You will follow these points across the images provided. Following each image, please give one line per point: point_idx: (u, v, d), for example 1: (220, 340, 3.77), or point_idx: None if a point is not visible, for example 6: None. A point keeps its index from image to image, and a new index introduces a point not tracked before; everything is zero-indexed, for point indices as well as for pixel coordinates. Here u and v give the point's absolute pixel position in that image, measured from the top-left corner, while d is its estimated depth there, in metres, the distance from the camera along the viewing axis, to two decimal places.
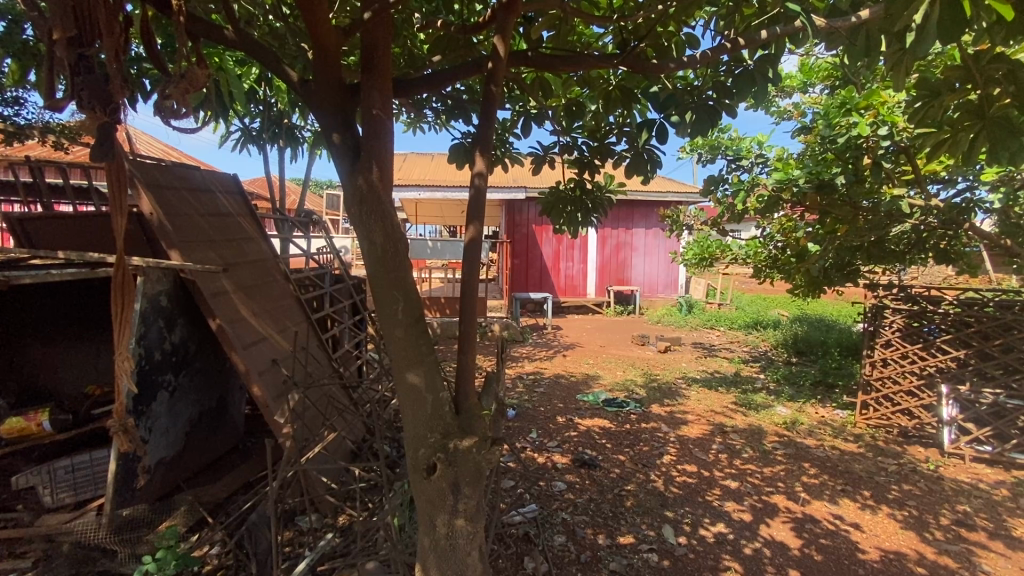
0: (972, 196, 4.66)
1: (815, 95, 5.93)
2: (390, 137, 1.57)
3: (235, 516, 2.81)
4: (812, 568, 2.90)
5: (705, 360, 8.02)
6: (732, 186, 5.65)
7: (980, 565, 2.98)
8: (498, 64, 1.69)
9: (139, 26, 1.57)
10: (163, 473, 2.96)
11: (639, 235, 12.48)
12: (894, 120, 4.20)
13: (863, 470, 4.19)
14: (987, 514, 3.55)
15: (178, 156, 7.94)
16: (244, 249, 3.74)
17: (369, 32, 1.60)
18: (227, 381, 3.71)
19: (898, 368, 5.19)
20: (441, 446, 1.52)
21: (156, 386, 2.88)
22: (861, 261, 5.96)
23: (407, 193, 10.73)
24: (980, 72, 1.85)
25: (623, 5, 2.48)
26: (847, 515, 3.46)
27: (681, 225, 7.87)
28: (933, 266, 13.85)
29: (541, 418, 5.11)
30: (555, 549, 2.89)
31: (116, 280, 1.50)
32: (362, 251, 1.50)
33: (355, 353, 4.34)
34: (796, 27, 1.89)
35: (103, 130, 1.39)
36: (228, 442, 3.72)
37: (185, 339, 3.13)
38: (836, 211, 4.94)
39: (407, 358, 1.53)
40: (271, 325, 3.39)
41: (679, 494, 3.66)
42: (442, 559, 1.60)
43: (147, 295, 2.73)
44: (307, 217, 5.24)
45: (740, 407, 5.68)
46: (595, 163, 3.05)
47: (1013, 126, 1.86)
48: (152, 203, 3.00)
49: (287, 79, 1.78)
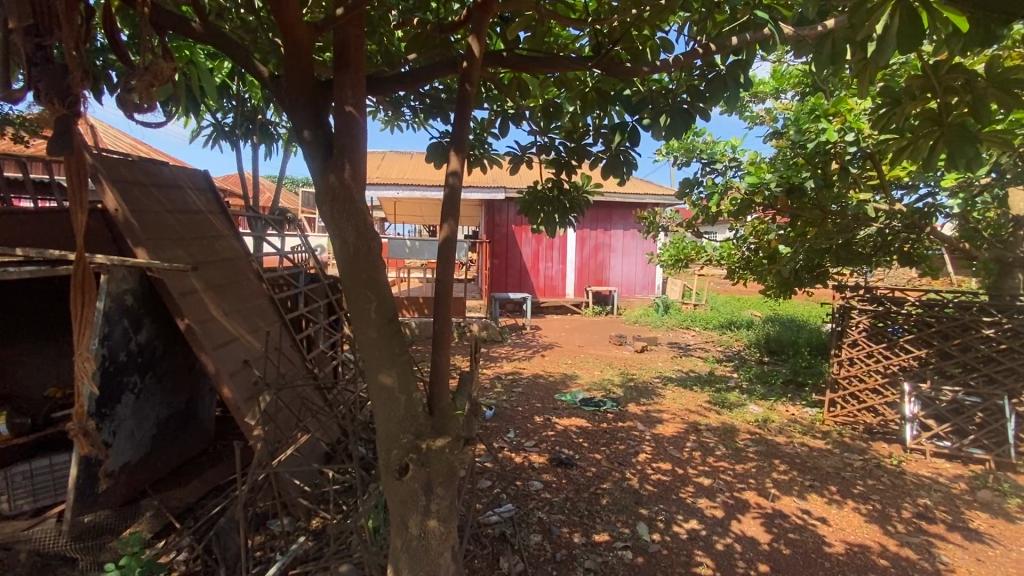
0: (933, 201, 4.88)
1: (786, 101, 6.08)
2: (363, 135, 1.55)
3: (203, 520, 2.74)
4: (780, 562, 2.97)
5: (680, 360, 8.13)
6: (705, 190, 5.74)
7: (939, 557, 3.08)
8: (473, 64, 1.68)
9: (102, 16, 1.53)
10: (127, 478, 2.87)
11: (617, 236, 12.64)
12: (860, 127, 4.36)
13: (830, 465, 4.32)
14: (946, 507, 3.69)
15: (146, 151, 7.76)
16: (214, 247, 3.64)
17: (341, 28, 1.58)
18: (197, 382, 3.62)
19: (863, 367, 5.36)
20: (413, 446, 1.50)
21: (120, 388, 2.79)
22: (830, 263, 6.03)
23: (386, 192, 10.65)
24: (938, 82, 1.91)
25: (599, 8, 2.53)
26: (815, 510, 3.57)
27: (656, 227, 8.02)
28: (897, 268, 14.44)
29: (518, 418, 5.12)
30: (530, 548, 2.91)
31: (76, 280, 1.42)
32: (334, 250, 1.47)
33: (330, 353, 4.28)
34: (766, 34, 1.95)
35: (63, 125, 1.34)
36: (198, 446, 3.62)
37: (152, 340, 3.05)
38: (806, 214, 5.18)
39: (380, 358, 1.51)
40: (242, 325, 3.32)
41: (653, 492, 3.72)
42: (414, 560, 1.58)
43: (111, 294, 2.66)
44: (280, 215, 5.13)
45: (714, 406, 5.78)
46: (572, 164, 3.07)
47: (969, 133, 1.92)
48: (117, 199, 2.90)
49: (258, 76, 1.76)
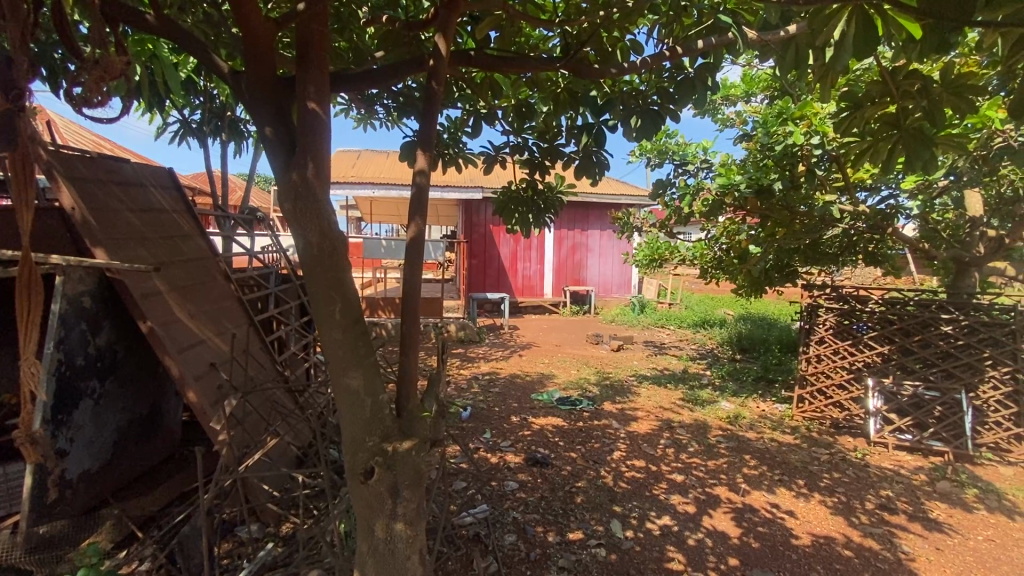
0: (895, 203, 5.07)
1: (756, 104, 6.21)
2: (327, 133, 1.52)
3: (167, 528, 2.66)
4: (749, 555, 3.03)
5: (655, 358, 8.23)
6: (678, 191, 5.84)
7: (900, 546, 3.19)
8: (440, 62, 1.66)
9: (51, 7, 1.47)
10: (87, 486, 2.77)
11: (594, 236, 12.75)
12: (825, 130, 4.50)
13: (798, 460, 4.44)
14: (907, 498, 3.83)
15: (109, 148, 7.53)
16: (180, 248, 3.54)
17: (305, 24, 1.55)
18: (161, 387, 3.52)
19: (830, 364, 5.49)
20: (379, 449, 1.47)
21: (78, 394, 2.69)
22: (799, 262, 6.15)
23: (360, 191, 10.52)
24: (897, 87, 1.96)
25: (568, 9, 2.55)
26: (783, 504, 3.66)
27: (631, 227, 8.11)
28: (863, 267, 14.89)
29: (495, 418, 5.12)
30: (504, 549, 2.91)
31: (21, 281, 1.35)
32: (297, 251, 1.44)
33: (302, 355, 4.21)
34: (730, 38, 1.99)
35: (6, 118, 1.27)
36: (163, 452, 3.52)
37: (112, 343, 2.95)
38: (775, 214, 5.24)
39: (345, 360, 1.49)
40: (209, 327, 3.23)
41: (627, 489, 3.76)
42: (380, 564, 1.56)
43: (68, 296, 2.56)
44: (251, 214, 5.02)
45: (687, 403, 5.88)
46: (546, 164, 3.08)
47: (924, 137, 1.99)
48: (73, 198, 2.79)
49: (218, 72, 1.72)
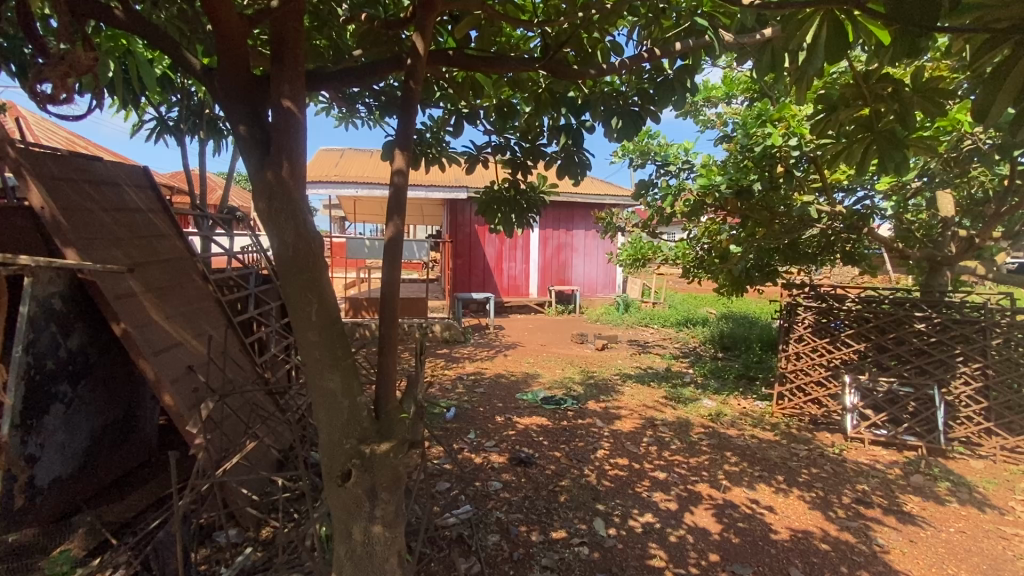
0: (870, 203, 5.19)
1: (736, 106, 6.30)
2: (303, 132, 1.50)
3: (142, 535, 2.61)
4: (729, 550, 3.08)
5: (639, 357, 8.30)
6: (660, 191, 5.90)
7: (875, 539, 3.26)
8: (417, 62, 1.65)
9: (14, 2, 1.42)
10: (57, 493, 2.70)
11: (578, 236, 12.81)
12: (802, 132, 4.58)
13: (777, 456, 4.52)
14: (882, 492, 3.92)
15: (83, 145, 7.34)
16: (156, 248, 3.47)
17: (280, 22, 1.52)
18: (136, 390, 3.44)
19: (809, 361, 5.60)
20: (356, 451, 1.46)
21: (48, 399, 2.63)
22: (779, 261, 6.24)
23: (343, 191, 10.44)
24: (869, 90, 2.00)
25: (548, 9, 2.56)
26: (763, 499, 3.72)
27: (614, 227, 8.16)
28: (841, 267, 15.22)
29: (479, 418, 5.11)
30: (487, 549, 2.91)
31: None
32: (272, 251, 1.42)
33: (283, 357, 4.16)
34: (707, 41, 2.01)
35: None
36: (138, 456, 3.45)
37: (84, 346, 2.88)
38: (755, 215, 5.34)
39: (322, 362, 1.47)
40: (186, 329, 3.18)
41: (610, 487, 3.79)
42: (358, 566, 1.56)
43: (37, 298, 2.50)
44: (229, 213, 4.93)
45: (670, 401, 5.95)
46: (528, 164, 3.08)
47: (896, 139, 2.04)
48: (43, 197, 2.71)
49: (191, 70, 1.68)
